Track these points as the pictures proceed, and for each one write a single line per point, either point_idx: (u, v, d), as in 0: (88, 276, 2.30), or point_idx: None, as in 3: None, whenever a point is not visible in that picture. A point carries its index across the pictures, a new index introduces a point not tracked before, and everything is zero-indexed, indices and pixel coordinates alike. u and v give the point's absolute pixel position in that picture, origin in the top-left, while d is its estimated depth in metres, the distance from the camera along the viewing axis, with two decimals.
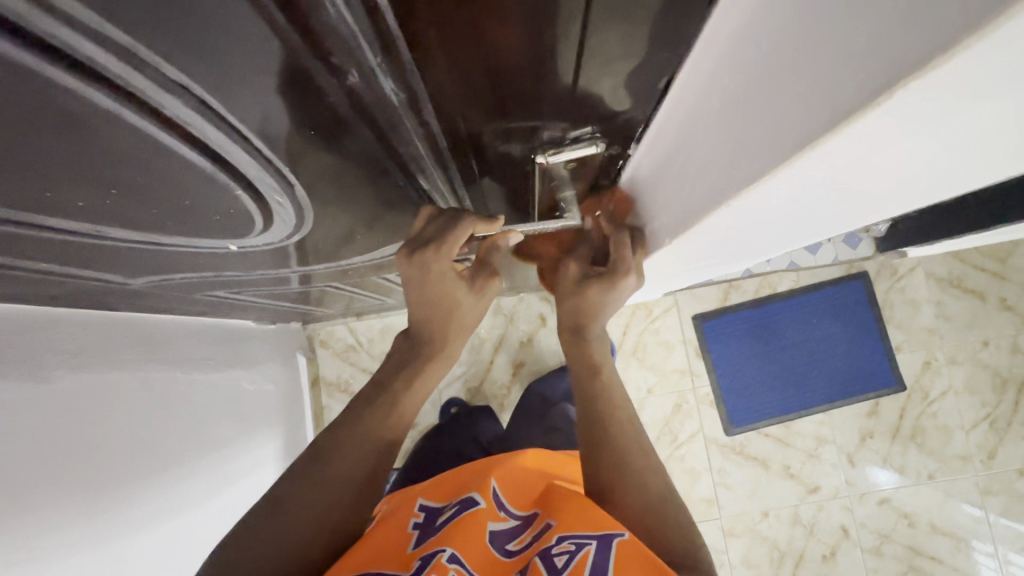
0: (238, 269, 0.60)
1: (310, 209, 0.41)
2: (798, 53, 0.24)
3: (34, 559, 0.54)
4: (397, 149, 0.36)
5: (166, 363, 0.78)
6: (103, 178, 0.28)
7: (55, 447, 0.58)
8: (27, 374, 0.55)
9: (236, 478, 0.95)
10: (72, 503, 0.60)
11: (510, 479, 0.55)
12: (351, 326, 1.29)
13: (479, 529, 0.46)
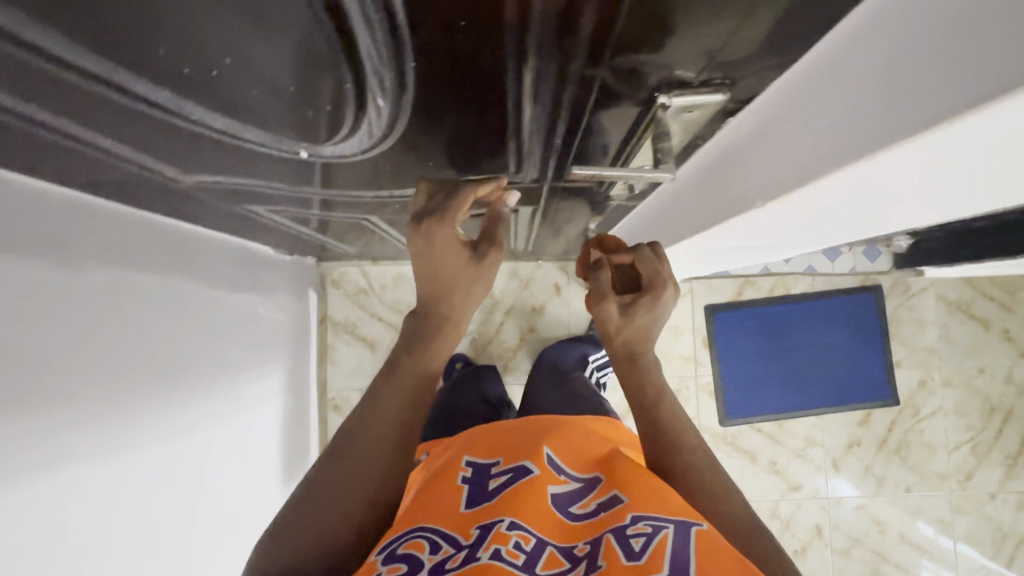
0: (288, 184, 0.59)
1: (400, 127, 0.40)
2: (878, 78, 0.28)
3: (61, 448, 0.54)
4: (534, 83, 0.34)
5: (191, 274, 0.77)
6: (226, 40, 0.27)
7: (88, 341, 0.57)
8: (63, 260, 0.54)
9: (245, 403, 0.95)
10: (99, 400, 0.59)
11: (563, 442, 0.56)
12: (365, 269, 1.28)
13: (538, 498, 0.47)
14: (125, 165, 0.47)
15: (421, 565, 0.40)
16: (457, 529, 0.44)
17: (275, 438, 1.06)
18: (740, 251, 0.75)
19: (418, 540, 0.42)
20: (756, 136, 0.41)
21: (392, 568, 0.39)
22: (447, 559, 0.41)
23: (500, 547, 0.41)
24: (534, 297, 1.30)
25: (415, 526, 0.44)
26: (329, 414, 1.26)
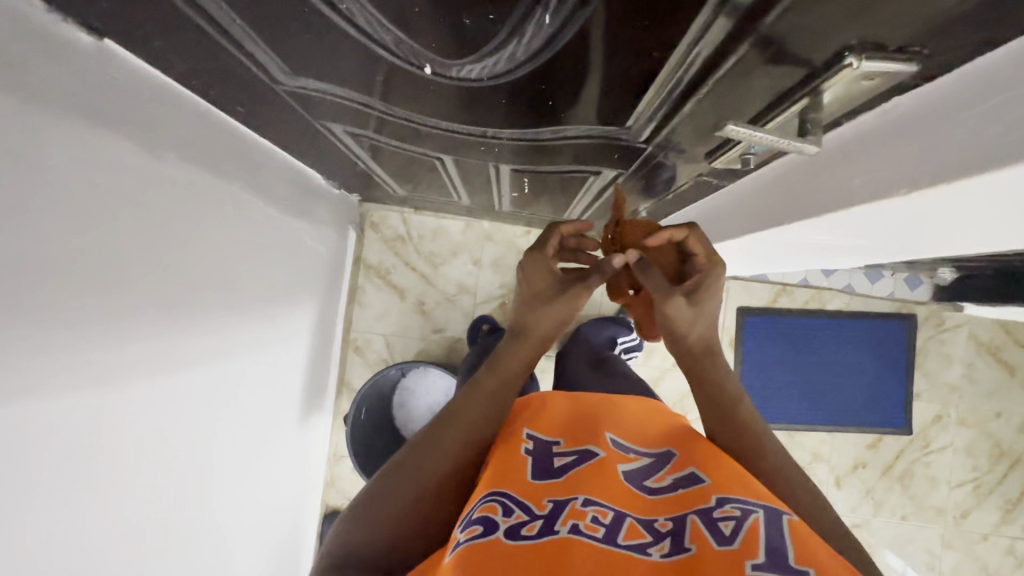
0: (383, 103, 0.56)
1: (542, 54, 0.40)
2: (993, 114, 0.31)
3: (121, 333, 0.53)
4: (711, 37, 0.36)
5: (253, 186, 0.75)
6: None
7: (159, 229, 0.55)
8: (149, 144, 0.53)
9: (280, 327, 0.94)
10: (160, 292, 0.58)
11: (624, 430, 0.60)
12: (406, 216, 1.26)
13: (609, 477, 0.50)
14: (230, 42, 0.45)
15: (496, 527, 0.44)
16: (531, 499, 0.48)
17: (300, 368, 1.06)
18: (787, 256, 0.78)
19: (493, 507, 0.47)
20: (849, 153, 0.44)
21: (469, 532, 0.44)
22: (522, 523, 0.45)
23: (579, 521, 0.44)
24: None
25: (488, 496, 0.48)
26: (350, 354, 1.26)
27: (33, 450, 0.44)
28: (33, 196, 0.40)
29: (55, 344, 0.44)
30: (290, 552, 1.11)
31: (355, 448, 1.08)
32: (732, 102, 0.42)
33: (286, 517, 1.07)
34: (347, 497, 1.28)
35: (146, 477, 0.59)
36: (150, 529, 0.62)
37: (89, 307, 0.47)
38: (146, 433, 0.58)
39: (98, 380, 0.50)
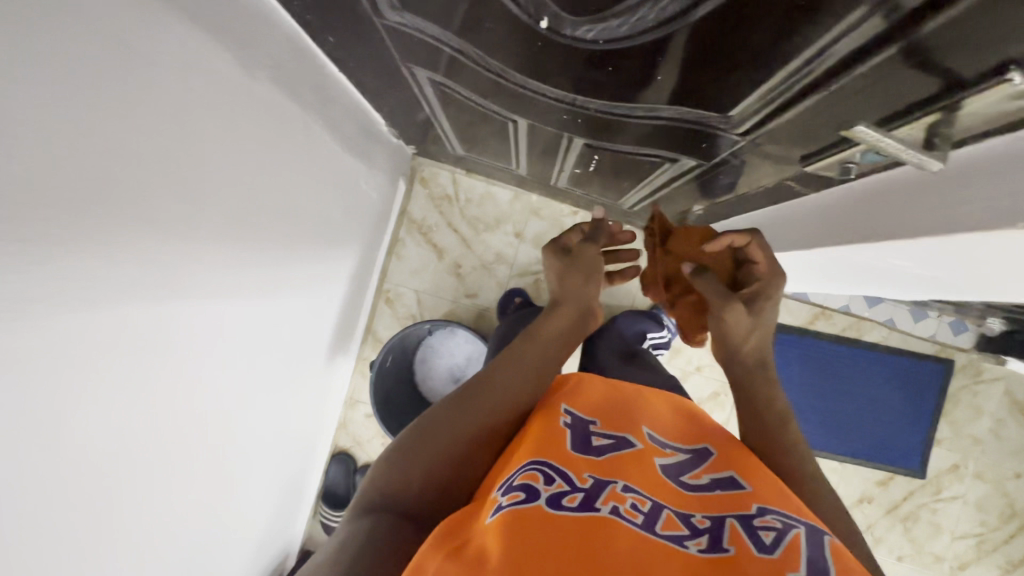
0: (481, 52, 0.55)
1: (667, 27, 0.40)
2: None
3: (190, 239, 0.54)
4: (859, 36, 0.35)
5: (324, 119, 0.75)
6: None
7: (237, 143, 0.56)
8: (239, 55, 0.52)
9: (324, 266, 0.94)
10: (229, 206, 0.58)
11: (658, 425, 0.60)
12: (457, 177, 1.25)
13: (646, 469, 0.51)
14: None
15: (537, 494, 0.44)
16: (571, 472, 0.48)
17: (335, 309, 1.07)
18: (838, 280, 0.77)
19: (533, 475, 0.46)
20: (953, 181, 0.43)
21: (510, 497, 0.44)
22: (562, 493, 0.44)
23: (618, 504, 0.44)
24: None
25: (528, 465, 0.48)
26: (380, 304, 1.27)
27: (95, 336, 0.45)
28: (127, 88, 0.40)
29: (133, 238, 0.46)
30: (296, 482, 1.15)
31: (378, 399, 1.09)
32: (856, 107, 0.41)
33: (299, 449, 1.10)
34: (356, 440, 1.31)
35: (185, 383, 0.61)
36: (184, 433, 0.64)
37: (166, 210, 0.48)
38: (190, 342, 0.60)
39: (159, 279, 0.51)
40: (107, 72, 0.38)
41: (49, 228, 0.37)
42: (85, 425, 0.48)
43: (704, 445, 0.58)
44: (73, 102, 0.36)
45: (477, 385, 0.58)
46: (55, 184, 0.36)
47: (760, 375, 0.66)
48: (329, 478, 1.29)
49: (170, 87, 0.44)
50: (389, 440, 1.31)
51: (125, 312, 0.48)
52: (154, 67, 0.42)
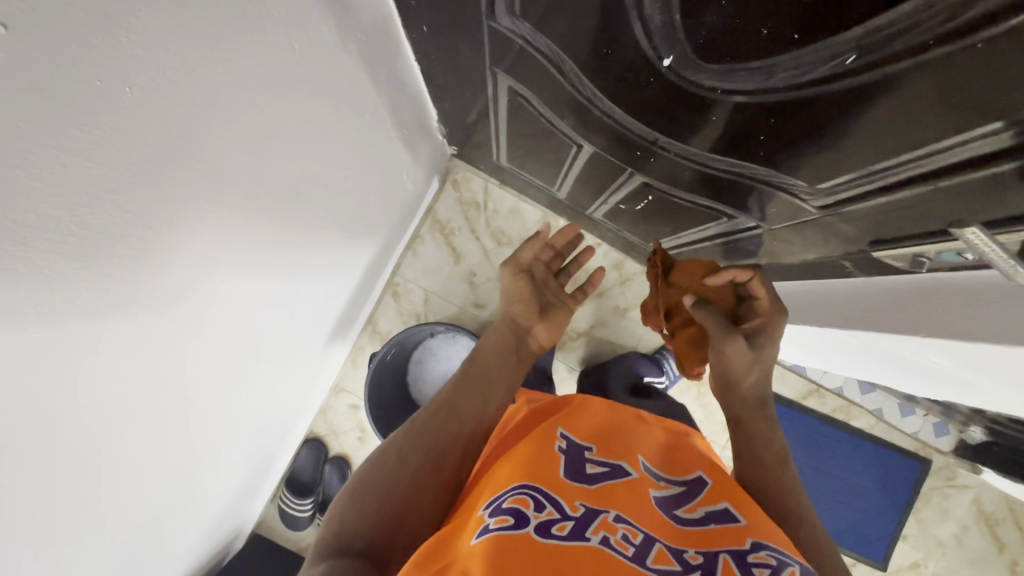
0: (581, 75, 0.55)
1: (793, 91, 0.42)
2: None
3: (247, 197, 0.51)
4: (974, 142, 0.36)
5: (389, 103, 0.73)
6: None
7: (314, 111, 0.54)
8: (339, 26, 0.51)
9: (350, 248, 0.92)
10: (288, 172, 0.56)
11: (650, 451, 0.58)
12: (489, 186, 1.24)
13: (637, 498, 0.49)
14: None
15: (526, 520, 0.42)
16: (561, 499, 0.46)
17: (346, 295, 1.04)
18: (859, 363, 0.77)
19: (523, 500, 0.45)
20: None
21: (498, 521, 0.42)
22: (552, 521, 0.43)
23: (608, 534, 0.43)
24: (622, 299, 1.27)
25: (517, 488, 0.46)
26: (387, 296, 1.24)
27: (138, 279, 0.43)
28: (242, 36, 0.39)
29: (200, 185, 0.44)
30: (266, 461, 1.10)
31: (371, 395, 1.06)
32: (944, 184, 0.41)
33: (277, 427, 1.06)
34: (331, 430, 1.26)
35: (199, 341, 0.58)
36: (184, 394, 0.61)
37: (237, 163, 0.46)
38: (215, 301, 0.57)
39: (210, 231, 0.49)
40: (229, 14, 0.36)
41: (129, 160, 0.35)
42: (103, 364, 0.44)
43: (697, 473, 0.56)
44: (184, 38, 0.34)
45: (426, 415, 0.60)
46: (150, 116, 0.34)
47: (758, 416, 0.66)
48: (296, 462, 1.24)
49: (270, 42, 0.42)
50: (366, 435, 1.26)
51: (171, 256, 0.45)
52: (265, 20, 0.41)
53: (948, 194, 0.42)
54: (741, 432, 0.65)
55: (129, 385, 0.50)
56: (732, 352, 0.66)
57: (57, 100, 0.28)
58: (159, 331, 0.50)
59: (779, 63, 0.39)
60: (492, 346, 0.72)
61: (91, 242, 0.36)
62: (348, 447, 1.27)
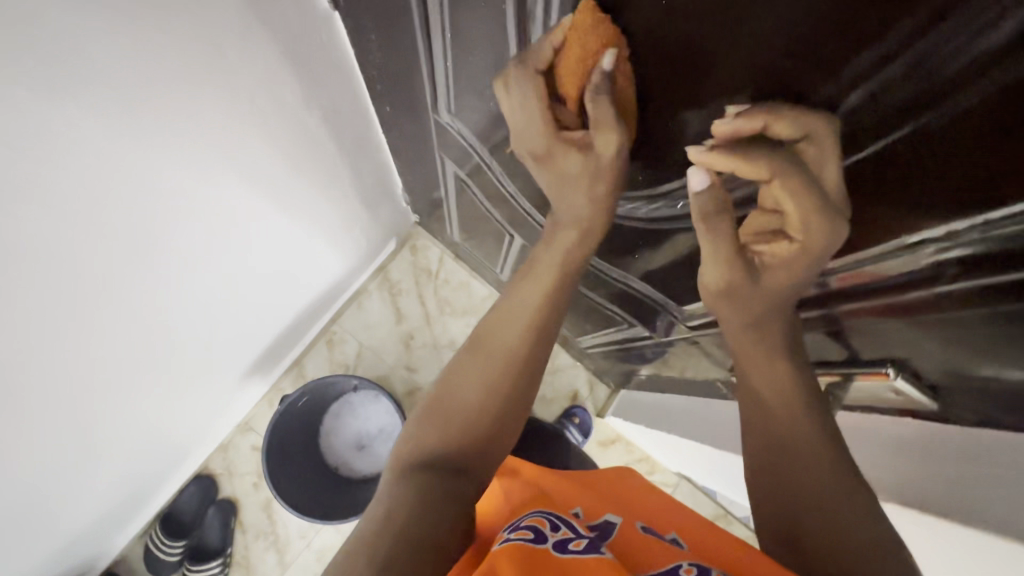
0: (504, 174, 0.70)
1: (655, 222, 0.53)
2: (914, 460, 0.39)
3: (172, 211, 0.55)
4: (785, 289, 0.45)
5: (349, 164, 0.80)
6: (655, 107, 0.39)
7: (263, 151, 0.60)
8: (306, 90, 0.59)
9: (291, 284, 0.96)
10: (226, 198, 0.61)
11: (636, 502, 0.52)
12: (444, 257, 1.29)
13: (641, 537, 0.43)
14: (425, 59, 0.51)
15: (545, 537, 0.39)
16: (574, 524, 0.44)
17: (278, 329, 1.05)
18: None
19: (540, 522, 0.42)
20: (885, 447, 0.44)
21: (519, 535, 0.40)
22: (568, 539, 0.40)
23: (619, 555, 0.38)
24: (550, 388, 1.28)
25: (536, 514, 0.44)
26: (320, 341, 1.24)
27: (34, 262, 0.45)
28: (206, 78, 0.45)
29: (125, 190, 0.48)
30: (144, 489, 1.04)
31: (272, 439, 1.02)
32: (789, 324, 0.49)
33: (169, 453, 1.02)
34: (228, 470, 1.19)
35: (93, 334, 0.59)
36: (56, 386, 0.60)
37: (165, 176, 0.51)
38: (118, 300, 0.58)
39: (125, 233, 0.52)
40: (194, 61, 0.43)
41: (43, 153, 0.39)
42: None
43: (672, 534, 0.46)
44: (134, 72, 0.39)
45: (443, 420, 0.49)
46: (87, 121, 0.40)
47: (793, 447, 0.42)
48: (179, 498, 1.16)
49: (224, 92, 0.48)
50: (263, 482, 1.20)
51: (77, 246, 0.48)
52: (230, 71, 0.47)
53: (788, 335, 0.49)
54: (784, 494, 0.41)
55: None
56: (710, 300, 0.48)
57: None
58: (46, 315, 0.51)
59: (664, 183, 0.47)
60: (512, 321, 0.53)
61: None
62: (241, 492, 1.19)
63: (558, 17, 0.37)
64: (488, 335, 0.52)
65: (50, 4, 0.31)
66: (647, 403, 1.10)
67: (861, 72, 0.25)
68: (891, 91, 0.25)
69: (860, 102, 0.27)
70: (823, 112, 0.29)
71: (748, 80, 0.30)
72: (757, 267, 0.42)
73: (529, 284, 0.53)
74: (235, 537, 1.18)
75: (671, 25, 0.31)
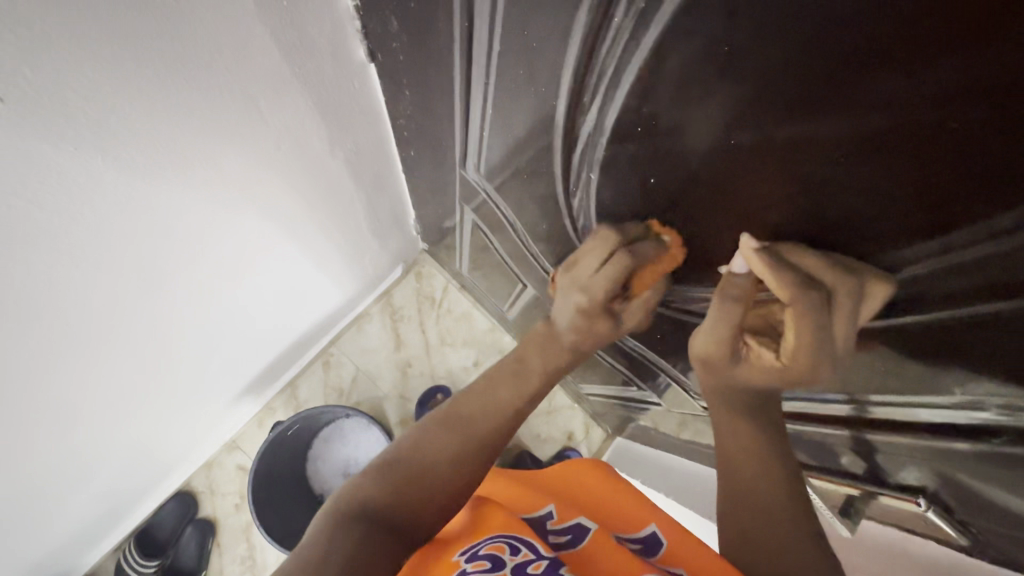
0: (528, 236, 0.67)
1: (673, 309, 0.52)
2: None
3: (178, 241, 0.54)
4: (810, 402, 0.43)
5: (366, 199, 0.80)
6: (685, 219, 0.38)
7: (280, 185, 0.59)
8: (332, 131, 0.58)
9: (294, 308, 0.94)
10: (236, 228, 0.60)
11: (595, 506, 0.52)
12: (449, 287, 1.28)
13: (608, 547, 0.43)
14: (460, 119, 0.51)
15: (503, 562, 0.37)
16: (534, 544, 0.42)
17: (277, 351, 1.03)
18: None
19: (499, 547, 0.40)
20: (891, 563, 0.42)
21: (475, 565, 0.37)
22: (527, 561, 0.38)
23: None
24: (545, 427, 1.27)
25: (495, 537, 0.42)
26: (316, 363, 1.22)
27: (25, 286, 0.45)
28: (229, 119, 0.45)
29: (131, 221, 0.47)
30: (121, 506, 1.01)
31: (260, 461, 1.00)
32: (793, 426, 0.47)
33: (150, 472, 0.99)
34: (210, 488, 1.16)
35: (78, 354, 0.59)
36: (32, 399, 0.59)
37: (176, 208, 0.50)
38: (108, 320, 0.57)
39: (125, 261, 0.51)
40: (216, 103, 0.42)
41: (37, 188, 0.38)
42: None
43: (649, 528, 0.48)
44: (147, 110, 0.39)
45: (406, 479, 0.44)
46: (96, 155, 0.39)
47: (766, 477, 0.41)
48: (157, 515, 1.12)
49: (244, 133, 0.48)
50: (244, 503, 1.17)
51: (68, 276, 0.48)
52: (256, 116, 0.47)
53: (801, 441, 0.48)
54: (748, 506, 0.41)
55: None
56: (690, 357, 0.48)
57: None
58: (25, 337, 0.51)
59: (690, 284, 0.46)
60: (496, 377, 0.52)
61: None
62: (221, 511, 1.16)
63: (608, 128, 0.36)
64: (476, 414, 0.48)
65: (57, 43, 0.30)
66: (644, 456, 1.08)
67: (934, 243, 0.23)
68: (956, 274, 0.24)
69: (923, 269, 0.25)
70: (894, 272, 0.27)
71: (808, 225, 0.29)
72: (743, 358, 0.42)
73: (518, 385, 0.51)
74: (209, 559, 1.15)
75: (725, 166, 0.29)
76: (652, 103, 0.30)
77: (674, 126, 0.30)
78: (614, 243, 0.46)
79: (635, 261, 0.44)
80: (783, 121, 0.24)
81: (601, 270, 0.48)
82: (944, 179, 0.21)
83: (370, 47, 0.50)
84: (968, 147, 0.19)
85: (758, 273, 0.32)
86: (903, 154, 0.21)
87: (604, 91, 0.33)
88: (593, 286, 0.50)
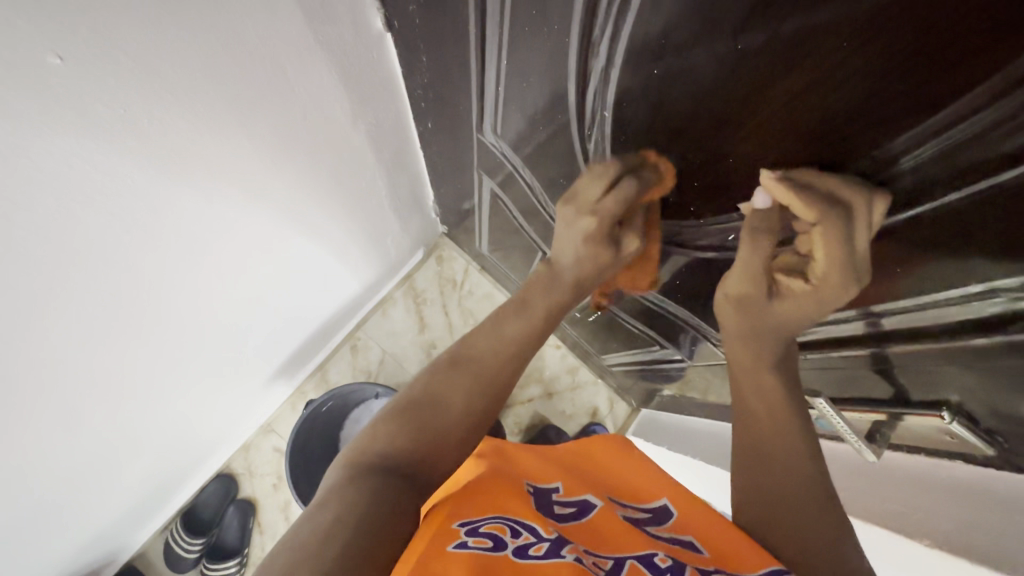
0: (547, 196, 0.69)
1: (692, 248, 0.54)
2: (951, 506, 0.39)
3: (223, 218, 0.58)
4: (831, 323, 0.44)
5: (387, 177, 0.82)
6: (700, 149, 0.40)
7: (311, 161, 0.62)
8: (356, 105, 0.61)
9: (322, 290, 0.98)
10: (274, 203, 0.63)
11: (623, 479, 0.52)
12: (469, 268, 1.31)
13: (614, 530, 0.41)
14: (477, 80, 0.52)
15: (504, 544, 0.36)
16: (536, 525, 0.39)
17: (307, 333, 1.07)
18: None
19: (500, 527, 0.38)
20: (917, 488, 0.43)
21: (476, 540, 0.36)
22: (529, 544, 0.36)
23: (586, 557, 0.35)
24: (570, 404, 1.29)
25: (496, 517, 0.40)
26: (345, 347, 1.26)
27: (95, 266, 0.48)
28: (265, 91, 0.48)
29: (184, 200, 0.51)
30: (168, 485, 1.06)
31: (295, 440, 1.04)
32: (814, 356, 0.49)
33: (192, 454, 1.04)
34: (249, 469, 1.20)
35: (133, 341, 0.63)
36: (97, 379, 0.63)
37: (217, 183, 0.53)
38: (165, 300, 0.61)
39: (178, 242, 0.55)
40: (255, 78, 0.46)
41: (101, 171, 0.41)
42: (32, 335, 0.49)
43: (662, 501, 0.48)
44: (189, 78, 0.40)
45: (418, 425, 0.45)
46: (156, 137, 0.43)
47: (770, 453, 0.45)
48: (200, 497, 1.18)
49: (276, 100, 0.50)
50: (282, 483, 1.21)
51: (135, 257, 0.52)
52: (288, 88, 0.50)
53: (825, 370, 0.49)
54: (755, 491, 0.45)
55: (39, 362, 0.53)
56: (719, 303, 0.49)
57: (47, 97, 0.33)
58: (93, 320, 0.54)
59: (708, 217, 0.47)
60: (502, 313, 0.52)
61: (48, 227, 0.41)
62: (260, 492, 1.21)
63: (620, 58, 0.37)
64: (482, 351, 0.50)
65: (112, 10, 0.32)
66: (669, 425, 1.09)
67: (937, 118, 0.25)
68: (957, 151, 0.26)
69: (927, 148, 0.27)
70: (896, 161, 0.28)
71: (812, 126, 0.30)
72: (774, 295, 0.44)
73: (524, 319, 0.51)
74: (251, 537, 1.20)
75: (733, 74, 0.30)
76: (661, 32, 0.32)
77: (682, 50, 0.32)
78: (616, 170, 0.46)
79: (637, 192, 0.46)
80: (786, 19, 0.25)
81: (607, 197, 0.47)
82: (939, 48, 0.22)
83: (387, 16, 0.53)
84: (968, 16, 0.20)
85: (787, 203, 0.33)
86: (908, 32, 0.22)
87: (616, 26, 0.34)
88: (600, 211, 0.47)
